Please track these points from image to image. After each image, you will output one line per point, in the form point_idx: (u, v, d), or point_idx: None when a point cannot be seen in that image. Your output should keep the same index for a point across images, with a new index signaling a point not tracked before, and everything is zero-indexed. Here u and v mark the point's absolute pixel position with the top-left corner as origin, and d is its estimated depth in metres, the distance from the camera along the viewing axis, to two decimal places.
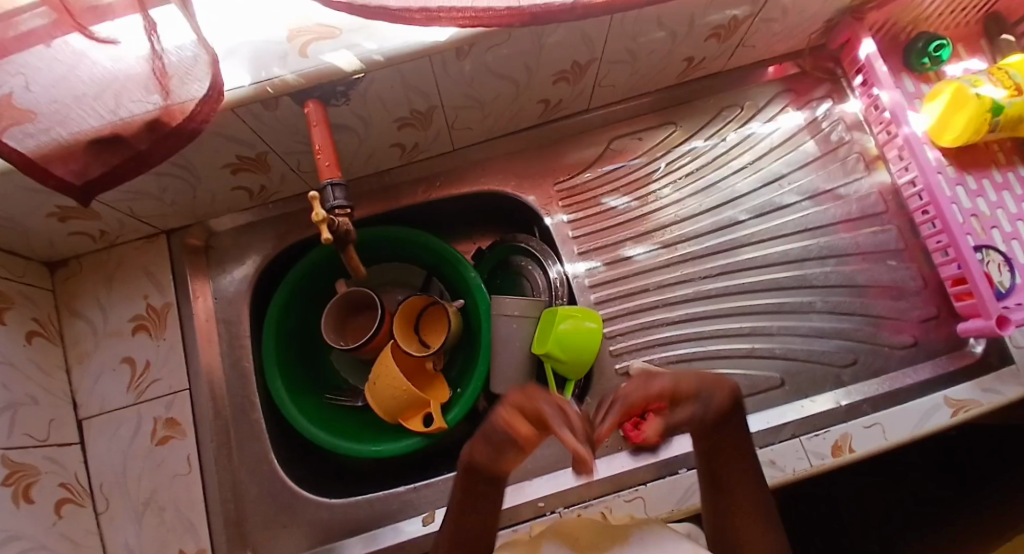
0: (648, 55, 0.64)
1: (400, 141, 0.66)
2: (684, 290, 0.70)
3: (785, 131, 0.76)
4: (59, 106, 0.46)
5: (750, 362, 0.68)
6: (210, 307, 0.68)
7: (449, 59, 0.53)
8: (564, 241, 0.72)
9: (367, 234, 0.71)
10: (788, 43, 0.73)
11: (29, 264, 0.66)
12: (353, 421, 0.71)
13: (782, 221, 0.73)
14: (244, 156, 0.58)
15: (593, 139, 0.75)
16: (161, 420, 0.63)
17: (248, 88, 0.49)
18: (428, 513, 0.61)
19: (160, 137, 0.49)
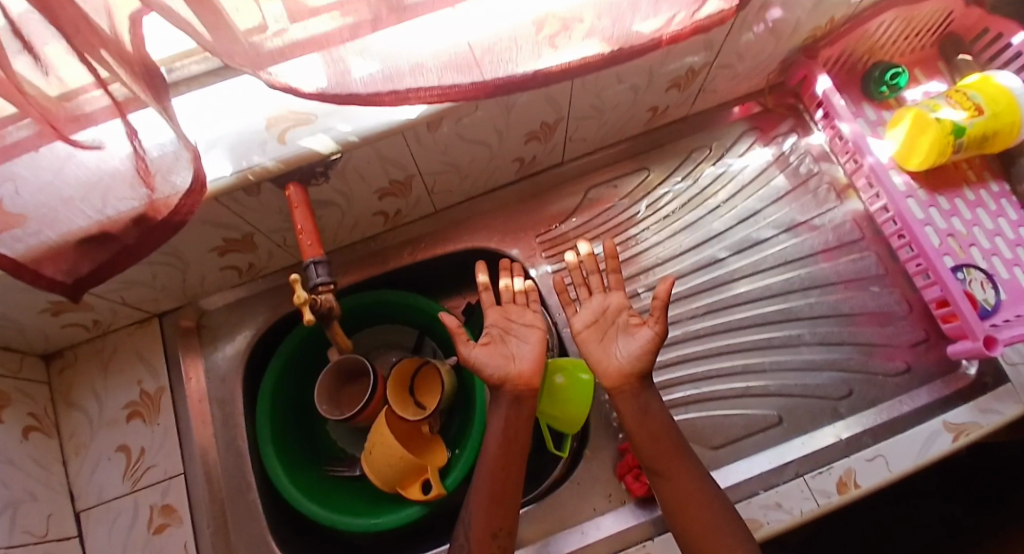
0: (613, 109, 0.68)
1: (382, 209, 0.68)
2: (673, 332, 0.71)
3: (755, 167, 0.78)
4: (46, 210, 0.47)
5: (745, 401, 0.67)
6: (203, 386, 0.69)
7: (421, 132, 0.56)
8: (550, 292, 0.73)
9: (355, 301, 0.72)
10: (748, 85, 0.76)
11: (26, 359, 0.66)
12: (349, 493, 0.70)
13: (762, 255, 0.74)
14: (230, 239, 0.60)
15: (570, 190, 0.77)
16: (157, 508, 0.62)
17: (230, 177, 0.51)
18: None
19: (148, 231, 0.50)
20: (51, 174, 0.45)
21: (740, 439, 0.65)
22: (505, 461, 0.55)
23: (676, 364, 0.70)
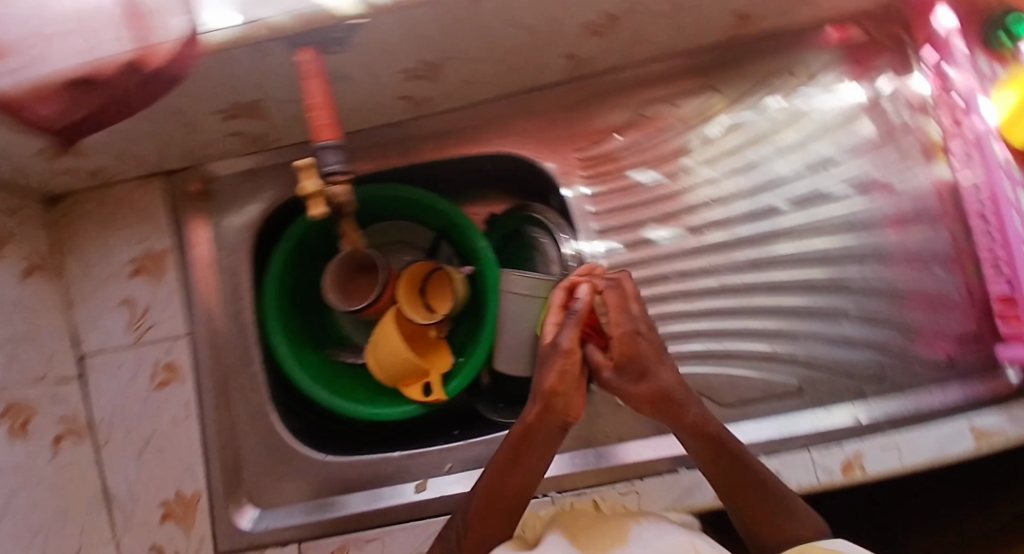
0: (693, 10, 0.55)
1: (406, 94, 0.59)
2: (707, 281, 0.64)
3: (844, 108, 0.66)
4: (31, 38, 0.42)
5: (769, 366, 0.63)
6: (210, 254, 0.67)
7: (462, 4, 0.46)
8: (582, 217, 0.66)
9: (377, 193, 0.67)
10: (856, 3, 0.62)
11: (27, 200, 0.63)
12: (351, 377, 0.72)
13: (827, 213, 0.65)
14: (238, 103, 0.53)
15: (624, 102, 0.67)
16: (162, 363, 0.64)
17: (238, 29, 0.43)
18: (421, 480, 0.63)
19: (143, 80, 0.45)
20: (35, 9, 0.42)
21: (752, 401, 0.62)
22: (517, 461, 0.48)
23: (703, 315, 0.64)
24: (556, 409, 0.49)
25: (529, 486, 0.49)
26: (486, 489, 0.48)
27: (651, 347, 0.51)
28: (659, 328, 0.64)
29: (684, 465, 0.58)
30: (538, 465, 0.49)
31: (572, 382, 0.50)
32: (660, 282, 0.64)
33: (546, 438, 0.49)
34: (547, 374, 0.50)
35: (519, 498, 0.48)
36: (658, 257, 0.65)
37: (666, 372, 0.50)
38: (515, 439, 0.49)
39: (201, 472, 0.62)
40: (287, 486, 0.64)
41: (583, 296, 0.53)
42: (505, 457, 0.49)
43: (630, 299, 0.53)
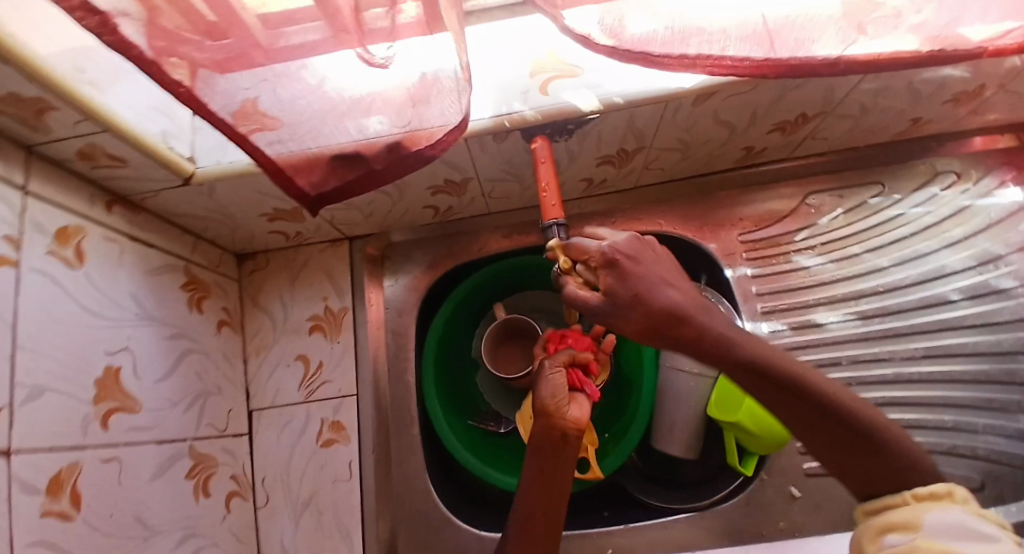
0: (877, 112, 0.59)
1: (591, 176, 0.64)
2: (882, 369, 0.64)
3: (1006, 208, 0.67)
4: (316, 121, 0.47)
5: (951, 461, 0.60)
6: (381, 315, 0.70)
7: (684, 105, 0.51)
8: (746, 297, 0.67)
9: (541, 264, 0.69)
10: (1014, 115, 0.66)
11: (224, 256, 0.69)
12: (494, 445, 0.71)
13: (999, 306, 0.64)
14: (450, 180, 0.58)
15: (785, 192, 0.70)
16: (328, 423, 0.64)
17: (488, 121, 0.49)
18: None
19: (398, 158, 0.49)
20: (318, 84, 0.45)
21: None
22: (547, 498, 0.54)
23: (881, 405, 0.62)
24: (552, 416, 0.57)
25: (554, 527, 0.54)
26: (523, 532, 0.53)
27: (658, 278, 0.46)
28: None
29: None
30: (557, 502, 0.54)
31: (563, 401, 0.58)
32: (832, 367, 0.64)
33: (552, 452, 0.55)
34: (540, 391, 0.58)
35: (547, 536, 0.53)
36: (828, 341, 0.65)
37: (670, 292, 0.46)
38: (533, 488, 0.55)
39: (359, 538, 0.60)
40: None
41: (608, 242, 0.47)
42: (536, 494, 0.55)
43: (642, 248, 0.48)
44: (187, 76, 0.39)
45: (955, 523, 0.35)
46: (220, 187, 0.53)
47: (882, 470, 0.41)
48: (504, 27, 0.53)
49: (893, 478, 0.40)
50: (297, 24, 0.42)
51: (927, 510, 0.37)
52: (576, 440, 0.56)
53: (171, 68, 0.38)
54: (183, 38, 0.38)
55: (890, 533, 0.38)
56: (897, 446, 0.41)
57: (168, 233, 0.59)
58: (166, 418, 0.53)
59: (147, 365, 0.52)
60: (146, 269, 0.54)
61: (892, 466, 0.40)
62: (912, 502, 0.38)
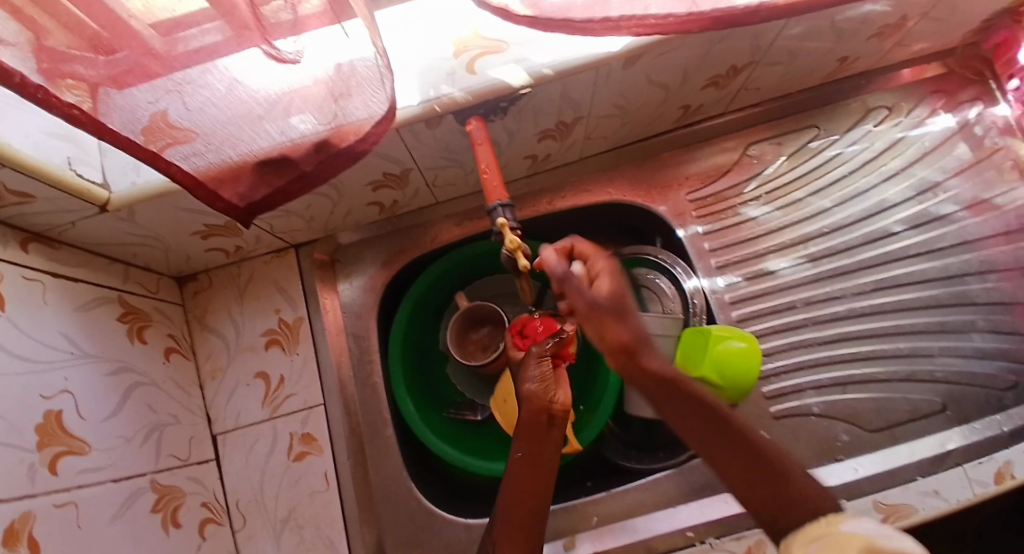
0: (807, 55, 0.60)
1: (535, 152, 0.63)
2: (835, 307, 0.66)
3: (937, 135, 0.70)
4: (232, 128, 0.44)
5: (909, 386, 0.63)
6: (339, 321, 0.68)
7: (614, 69, 0.50)
8: (700, 255, 0.68)
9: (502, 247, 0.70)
10: (940, 41, 0.67)
11: (163, 280, 0.65)
12: (472, 435, 0.71)
13: (940, 232, 0.67)
14: (390, 173, 0.56)
15: (727, 145, 0.70)
16: (297, 436, 0.63)
17: (417, 107, 0.47)
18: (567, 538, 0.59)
19: (327, 158, 0.47)
20: (233, 80, 0.41)
21: (901, 424, 0.62)
22: (532, 481, 0.52)
23: (838, 341, 0.64)
24: (535, 403, 0.55)
25: (539, 512, 0.51)
26: (510, 518, 0.50)
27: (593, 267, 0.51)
28: (791, 358, 0.64)
29: (845, 498, 0.58)
30: (542, 487, 0.52)
31: (552, 385, 0.56)
32: (786, 311, 0.65)
33: (535, 439, 0.53)
34: (523, 378, 0.56)
35: (531, 521, 0.50)
36: (781, 287, 0.66)
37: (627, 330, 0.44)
38: (520, 474, 0.52)
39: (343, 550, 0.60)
40: None
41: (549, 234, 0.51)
42: (520, 478, 0.52)
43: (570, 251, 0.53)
44: (88, 100, 0.36)
45: (869, 526, 0.33)
46: (142, 210, 0.50)
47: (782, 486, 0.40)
48: (428, 5, 0.51)
49: (796, 503, 0.39)
50: (194, 25, 0.38)
51: (842, 523, 0.35)
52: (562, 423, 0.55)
53: (67, 91, 0.35)
54: (72, 56, 0.35)
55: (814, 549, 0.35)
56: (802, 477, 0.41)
57: (96, 264, 0.55)
58: (120, 455, 0.50)
59: (91, 404, 0.49)
60: (75, 305, 0.51)
61: (798, 495, 0.40)
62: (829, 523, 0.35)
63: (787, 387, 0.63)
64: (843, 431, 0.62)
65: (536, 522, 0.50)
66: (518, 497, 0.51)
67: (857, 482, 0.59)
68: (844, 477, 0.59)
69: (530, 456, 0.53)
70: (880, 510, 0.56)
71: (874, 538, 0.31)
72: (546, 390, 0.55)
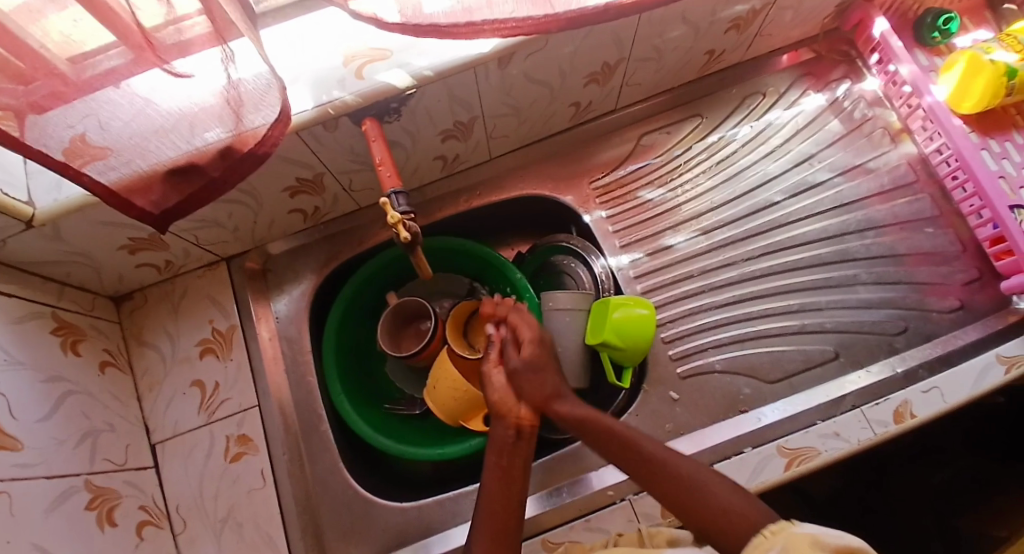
0: (672, 52, 0.68)
1: (443, 153, 0.69)
2: (729, 273, 0.73)
3: (809, 113, 0.78)
4: (139, 141, 0.48)
5: (802, 338, 0.69)
6: (273, 326, 0.72)
7: (491, 69, 0.56)
8: (605, 236, 0.75)
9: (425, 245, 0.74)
10: (802, 30, 0.76)
11: (98, 299, 0.68)
12: (411, 426, 0.75)
13: (817, 199, 0.75)
14: (303, 178, 0.62)
15: (622, 138, 0.78)
16: (234, 438, 0.65)
17: (312, 111, 0.53)
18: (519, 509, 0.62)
19: (232, 163, 0.52)
20: (146, 99, 0.47)
21: (798, 373, 0.67)
22: (508, 485, 0.53)
23: (734, 303, 0.71)
24: (506, 415, 0.57)
25: (515, 514, 0.51)
26: (488, 523, 0.50)
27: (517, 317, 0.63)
28: (693, 322, 0.71)
29: (750, 445, 0.61)
30: (518, 490, 0.52)
31: (510, 398, 0.59)
32: (685, 281, 0.73)
33: (508, 448, 0.55)
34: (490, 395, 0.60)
35: (509, 523, 0.50)
36: (680, 259, 0.74)
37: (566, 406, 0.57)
38: (493, 479, 0.53)
39: (283, 544, 0.62)
40: (369, 540, 0.64)
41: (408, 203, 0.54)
42: (495, 485, 0.53)
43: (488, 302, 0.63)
44: (15, 127, 0.41)
45: (813, 527, 0.36)
46: (66, 225, 0.53)
47: (708, 495, 0.44)
48: (319, 25, 0.57)
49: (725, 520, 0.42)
50: (98, 53, 0.43)
51: (786, 528, 0.38)
52: (530, 434, 0.57)
53: None
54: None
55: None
56: (726, 497, 0.43)
57: (29, 282, 0.58)
58: (54, 454, 0.52)
59: (23, 406, 0.51)
60: (8, 317, 0.53)
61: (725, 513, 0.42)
62: (778, 529, 0.37)
63: (690, 348, 0.70)
64: (745, 384, 0.67)
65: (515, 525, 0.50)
66: (492, 498, 0.52)
67: (762, 429, 0.63)
68: (749, 426, 0.63)
69: (499, 467, 0.54)
70: (784, 454, 0.59)
71: (821, 534, 0.34)
72: (505, 405, 0.58)
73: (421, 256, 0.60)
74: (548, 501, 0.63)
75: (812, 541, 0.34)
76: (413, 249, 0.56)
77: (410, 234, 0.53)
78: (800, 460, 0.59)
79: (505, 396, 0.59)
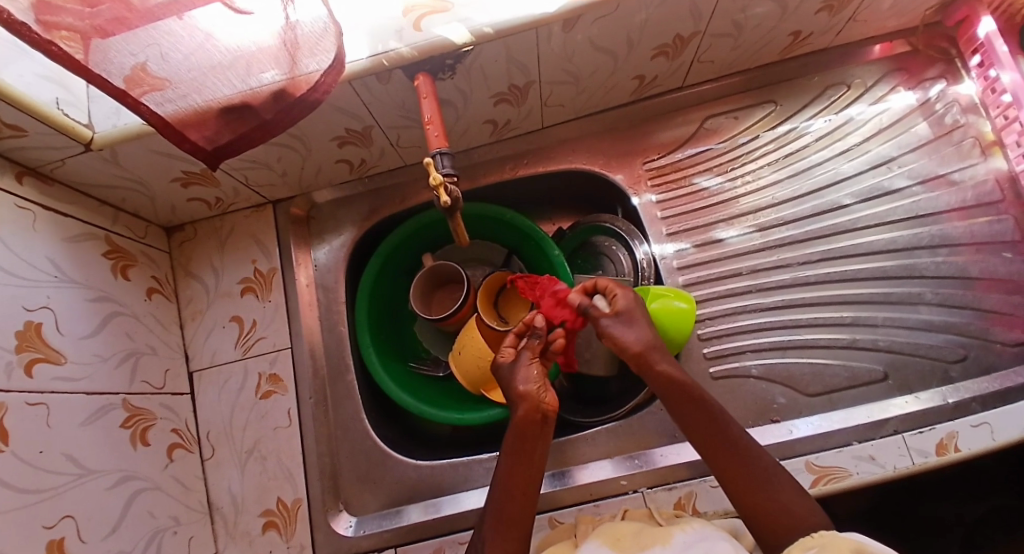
0: (752, 30, 0.62)
1: (493, 117, 0.67)
2: (781, 276, 0.69)
3: (895, 112, 0.71)
4: (196, 75, 0.49)
5: (850, 354, 0.65)
6: (310, 273, 0.73)
7: (554, 31, 0.53)
8: (652, 221, 0.72)
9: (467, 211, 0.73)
10: (901, 19, 0.68)
11: (151, 228, 0.71)
12: (433, 386, 0.76)
13: (891, 206, 0.69)
14: (352, 129, 0.62)
15: (684, 119, 0.74)
16: (265, 376, 0.68)
17: (366, 61, 0.52)
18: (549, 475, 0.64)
19: (285, 107, 0.52)
20: (206, 35, 0.48)
21: (839, 389, 0.63)
22: (526, 474, 0.53)
23: (781, 308, 0.67)
24: (528, 404, 0.55)
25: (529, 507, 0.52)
26: (504, 511, 0.51)
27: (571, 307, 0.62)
28: (734, 321, 0.68)
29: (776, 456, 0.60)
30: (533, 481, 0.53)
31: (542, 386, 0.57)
32: (732, 278, 0.69)
33: (529, 439, 0.54)
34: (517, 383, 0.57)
35: (523, 517, 0.51)
36: (728, 255, 0.70)
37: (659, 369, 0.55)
38: (515, 468, 0.53)
39: (302, 480, 0.64)
40: (382, 491, 0.65)
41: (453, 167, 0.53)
42: (516, 472, 0.53)
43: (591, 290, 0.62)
44: (80, 49, 0.42)
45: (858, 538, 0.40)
46: (123, 150, 0.55)
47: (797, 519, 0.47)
48: None
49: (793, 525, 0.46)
50: None
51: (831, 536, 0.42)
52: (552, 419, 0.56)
53: (61, 41, 0.41)
54: (60, 7, 0.40)
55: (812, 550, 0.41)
56: (795, 504, 0.47)
57: (87, 205, 0.61)
58: (96, 371, 0.55)
59: (71, 322, 0.54)
60: (63, 236, 0.56)
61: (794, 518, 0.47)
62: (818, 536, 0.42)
63: (726, 349, 0.67)
64: (779, 393, 0.64)
65: (528, 512, 0.52)
66: (510, 491, 0.52)
67: (790, 443, 0.60)
68: (777, 437, 0.61)
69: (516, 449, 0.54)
70: (813, 471, 0.58)
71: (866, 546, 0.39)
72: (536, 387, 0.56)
73: (460, 222, 0.59)
74: (564, 480, 0.63)
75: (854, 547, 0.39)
76: (452, 214, 0.56)
77: (450, 198, 0.53)
78: (829, 479, 0.57)
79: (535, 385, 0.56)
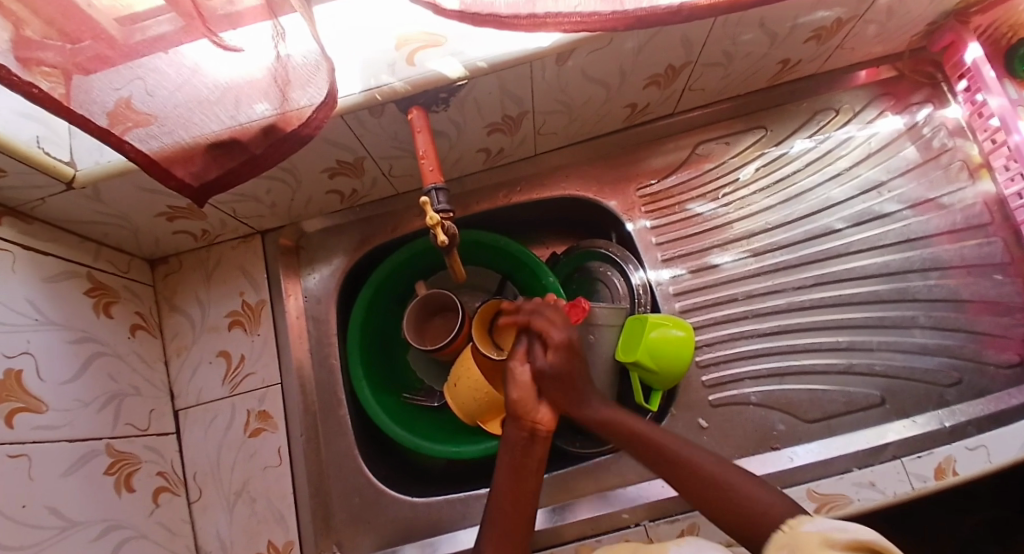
0: (742, 58, 0.63)
1: (487, 146, 0.66)
2: (776, 301, 0.69)
3: (883, 136, 0.72)
4: (183, 111, 0.47)
5: (847, 379, 0.65)
6: (301, 305, 0.71)
7: (548, 64, 0.53)
8: (646, 248, 0.72)
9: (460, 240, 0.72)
10: (887, 46, 0.69)
11: (133, 261, 0.69)
12: (428, 418, 0.74)
13: (882, 230, 0.69)
14: (343, 161, 0.61)
15: (676, 144, 0.74)
16: (254, 413, 0.66)
17: (359, 96, 0.51)
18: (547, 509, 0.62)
19: (276, 142, 0.51)
20: (192, 69, 0.46)
21: (837, 415, 0.63)
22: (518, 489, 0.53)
23: (776, 333, 0.67)
24: (521, 420, 0.57)
25: (527, 513, 0.52)
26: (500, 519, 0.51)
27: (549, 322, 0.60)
28: (730, 348, 0.68)
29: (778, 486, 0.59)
30: (529, 493, 0.53)
31: (532, 402, 0.57)
32: (727, 304, 0.69)
33: (522, 453, 0.56)
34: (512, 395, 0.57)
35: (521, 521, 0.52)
36: (724, 280, 0.70)
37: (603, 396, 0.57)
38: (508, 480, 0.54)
39: (293, 522, 0.62)
40: (377, 531, 0.64)
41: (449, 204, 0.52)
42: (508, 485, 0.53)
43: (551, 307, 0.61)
44: (61, 84, 0.41)
45: (825, 523, 0.37)
46: (106, 187, 0.53)
47: (755, 500, 0.44)
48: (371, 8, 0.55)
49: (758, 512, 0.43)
50: (150, 18, 0.42)
51: (802, 524, 0.39)
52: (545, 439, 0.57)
53: (42, 76, 0.39)
54: (41, 44, 0.38)
55: (785, 552, 0.38)
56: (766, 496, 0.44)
57: (67, 242, 0.59)
58: (77, 417, 0.53)
59: (52, 366, 0.52)
60: (42, 275, 0.54)
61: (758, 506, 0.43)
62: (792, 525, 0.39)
63: (724, 377, 0.66)
64: (778, 421, 0.64)
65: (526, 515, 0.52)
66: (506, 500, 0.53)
67: (793, 472, 0.60)
68: (778, 466, 0.61)
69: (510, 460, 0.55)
70: (814, 499, 0.57)
71: (830, 531, 0.36)
72: (528, 405, 0.57)
73: (456, 257, 0.58)
74: (561, 515, 0.61)
75: (820, 540, 0.35)
76: (450, 250, 0.55)
77: (446, 235, 0.52)
78: (831, 506, 0.57)
79: (523, 405, 0.57)
